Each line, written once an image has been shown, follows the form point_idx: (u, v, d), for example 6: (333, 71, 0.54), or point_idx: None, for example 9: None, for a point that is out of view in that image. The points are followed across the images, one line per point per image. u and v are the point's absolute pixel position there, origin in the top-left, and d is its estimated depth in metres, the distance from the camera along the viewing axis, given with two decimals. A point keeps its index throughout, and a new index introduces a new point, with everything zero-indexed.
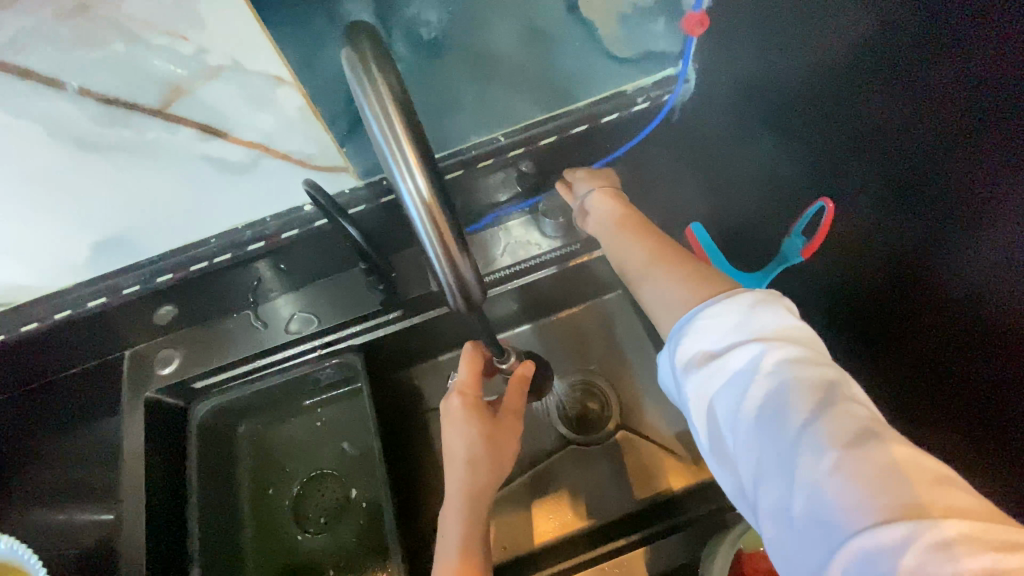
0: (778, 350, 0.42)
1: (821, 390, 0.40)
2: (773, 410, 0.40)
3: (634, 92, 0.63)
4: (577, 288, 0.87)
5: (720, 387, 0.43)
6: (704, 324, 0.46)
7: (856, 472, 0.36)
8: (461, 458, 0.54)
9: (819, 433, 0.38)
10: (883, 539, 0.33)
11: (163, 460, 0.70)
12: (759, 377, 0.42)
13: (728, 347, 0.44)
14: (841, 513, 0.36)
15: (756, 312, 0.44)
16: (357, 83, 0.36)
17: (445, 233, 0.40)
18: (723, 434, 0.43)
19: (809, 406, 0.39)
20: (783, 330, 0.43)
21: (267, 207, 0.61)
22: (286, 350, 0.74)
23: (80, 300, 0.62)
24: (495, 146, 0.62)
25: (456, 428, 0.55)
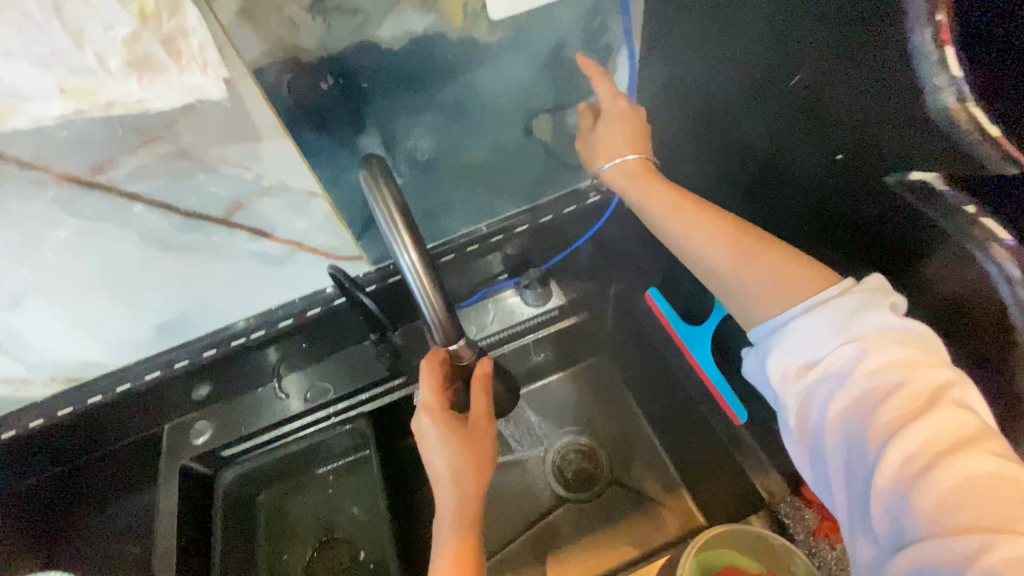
0: (874, 356, 0.45)
1: (921, 396, 0.42)
2: (867, 418, 0.44)
3: (587, 189, 0.80)
4: (561, 353, 0.97)
5: (818, 393, 0.47)
6: (795, 332, 0.49)
7: (943, 489, 0.39)
8: (442, 472, 0.58)
9: (908, 445, 0.41)
10: (943, 550, 0.37)
11: (193, 523, 0.78)
12: (857, 385, 0.45)
13: (827, 355, 0.47)
14: (912, 521, 0.40)
15: (857, 313, 0.46)
16: (372, 185, 0.48)
17: (433, 296, 0.51)
18: (814, 436, 0.48)
19: (903, 416, 0.42)
20: (883, 333, 0.45)
21: (297, 291, 0.76)
22: (305, 417, 0.83)
23: (138, 374, 0.74)
24: (480, 233, 0.77)
25: (432, 444, 0.59)
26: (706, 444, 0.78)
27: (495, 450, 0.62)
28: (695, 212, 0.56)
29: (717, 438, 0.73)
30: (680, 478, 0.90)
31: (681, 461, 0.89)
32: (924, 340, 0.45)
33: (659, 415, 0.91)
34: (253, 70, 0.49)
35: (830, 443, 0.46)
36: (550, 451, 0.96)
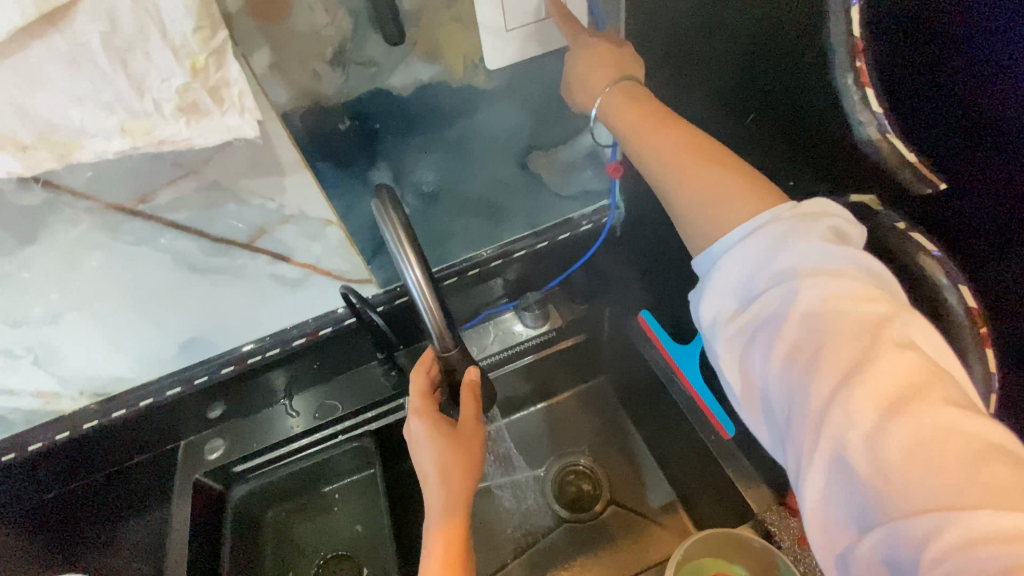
0: (810, 288, 0.46)
1: (859, 335, 0.43)
2: (809, 357, 0.45)
3: (580, 218, 0.86)
4: (560, 375, 1.01)
5: (755, 334, 0.49)
6: (733, 272, 0.50)
7: (896, 448, 0.39)
8: (433, 474, 0.61)
9: (855, 391, 0.42)
10: (907, 530, 0.38)
11: (204, 536, 0.81)
12: (791, 328, 0.46)
13: (762, 296, 0.49)
14: (873, 487, 0.40)
15: (791, 248, 0.47)
16: (382, 214, 0.55)
17: (434, 310, 0.56)
18: (756, 377, 0.50)
19: (844, 356, 0.43)
20: (817, 265, 0.47)
21: (309, 311, 0.81)
22: (313, 435, 0.88)
23: (160, 389, 0.79)
24: (481, 258, 0.83)
25: (423, 446, 0.63)
26: (698, 459, 0.81)
27: (483, 454, 0.64)
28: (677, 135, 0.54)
29: (708, 453, 0.76)
30: (676, 496, 0.92)
31: (677, 479, 0.91)
32: (858, 270, 0.46)
33: (655, 435, 0.93)
34: (280, 113, 0.57)
35: (771, 385, 0.48)
36: (549, 471, 0.98)
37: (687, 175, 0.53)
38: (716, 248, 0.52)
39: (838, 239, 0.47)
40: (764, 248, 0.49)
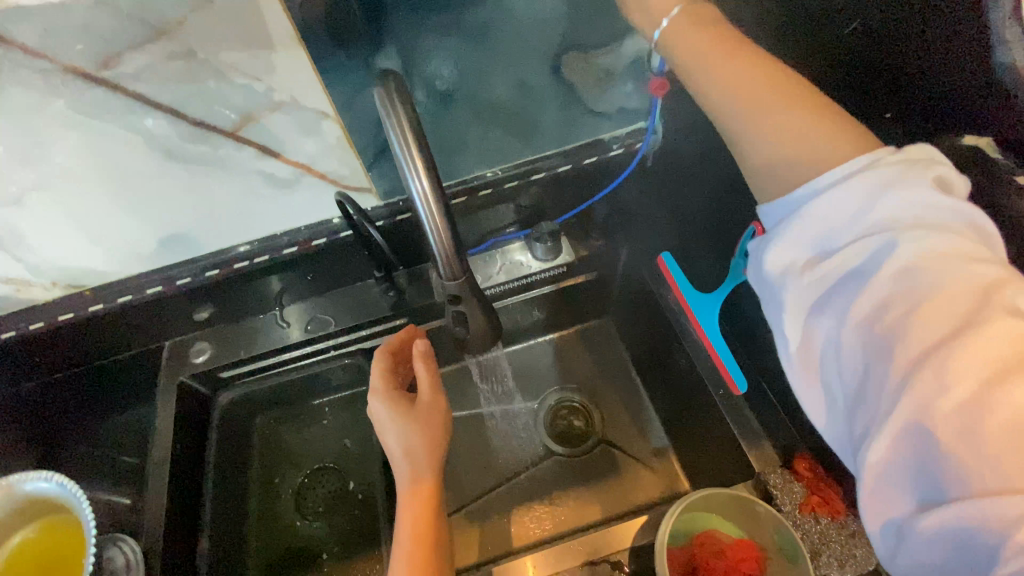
0: (912, 240, 0.40)
1: (965, 295, 0.37)
2: (901, 315, 0.39)
3: (610, 140, 0.75)
4: (566, 312, 0.96)
5: (831, 290, 0.43)
6: (817, 216, 0.43)
7: (993, 419, 0.34)
8: (400, 455, 0.56)
9: (960, 357, 0.36)
10: (983, 507, 0.34)
11: (188, 438, 0.79)
12: (879, 283, 0.40)
13: (847, 248, 0.42)
14: (955, 462, 0.35)
15: (892, 193, 0.41)
16: (384, 109, 0.46)
17: (442, 230, 0.48)
18: (822, 338, 0.44)
19: (948, 316, 0.37)
20: (918, 214, 0.41)
21: (302, 218, 0.74)
22: (304, 346, 0.84)
23: (139, 287, 0.73)
24: (493, 178, 0.73)
25: (389, 427, 0.58)
26: (701, 412, 0.78)
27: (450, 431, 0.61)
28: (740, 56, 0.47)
29: (713, 407, 0.73)
30: (670, 443, 0.90)
31: (674, 427, 0.89)
32: (964, 226, 0.40)
33: (659, 383, 0.90)
34: None
35: (843, 348, 0.42)
36: (543, 405, 0.96)
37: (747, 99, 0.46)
38: (799, 190, 0.45)
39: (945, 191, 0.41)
40: (861, 190, 0.42)
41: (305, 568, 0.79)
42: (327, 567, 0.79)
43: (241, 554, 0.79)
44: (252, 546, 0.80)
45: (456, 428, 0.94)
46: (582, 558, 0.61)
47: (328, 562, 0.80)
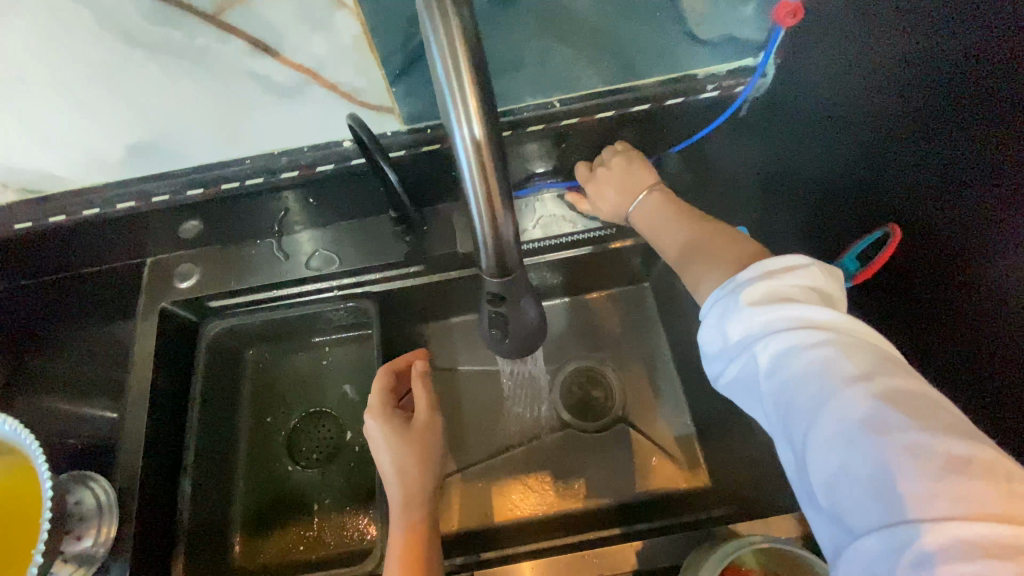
0: (771, 342, 0.40)
1: (824, 375, 0.37)
2: (775, 404, 0.40)
3: (706, 77, 0.59)
4: (601, 274, 0.85)
5: (740, 386, 0.44)
6: (710, 324, 0.45)
7: (854, 475, 0.34)
8: (391, 473, 0.57)
9: (821, 428, 0.36)
10: (885, 558, 0.32)
11: (171, 371, 0.71)
12: (764, 379, 0.41)
13: (733, 348, 0.43)
14: (851, 519, 0.34)
15: (748, 307, 0.42)
16: (426, 12, 0.30)
17: (495, 204, 0.34)
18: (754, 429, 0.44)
19: (810, 394, 0.37)
20: (775, 315, 0.41)
21: (305, 137, 0.59)
22: (303, 284, 0.73)
23: (108, 200, 0.61)
24: (549, 112, 0.59)
25: (382, 446, 0.58)
26: (744, 415, 0.69)
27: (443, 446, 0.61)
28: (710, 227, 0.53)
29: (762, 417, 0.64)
30: (695, 432, 0.82)
31: (704, 417, 0.80)
32: (824, 313, 0.40)
33: (695, 368, 0.80)
34: None
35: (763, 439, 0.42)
36: (562, 372, 0.87)
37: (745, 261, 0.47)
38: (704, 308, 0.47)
39: (802, 288, 0.42)
40: (725, 316, 0.44)
41: (294, 517, 0.74)
42: (316, 517, 0.74)
43: (227, 494, 0.74)
44: (240, 487, 0.75)
45: (464, 385, 0.87)
46: (596, 571, 0.58)
47: (319, 514, 0.74)
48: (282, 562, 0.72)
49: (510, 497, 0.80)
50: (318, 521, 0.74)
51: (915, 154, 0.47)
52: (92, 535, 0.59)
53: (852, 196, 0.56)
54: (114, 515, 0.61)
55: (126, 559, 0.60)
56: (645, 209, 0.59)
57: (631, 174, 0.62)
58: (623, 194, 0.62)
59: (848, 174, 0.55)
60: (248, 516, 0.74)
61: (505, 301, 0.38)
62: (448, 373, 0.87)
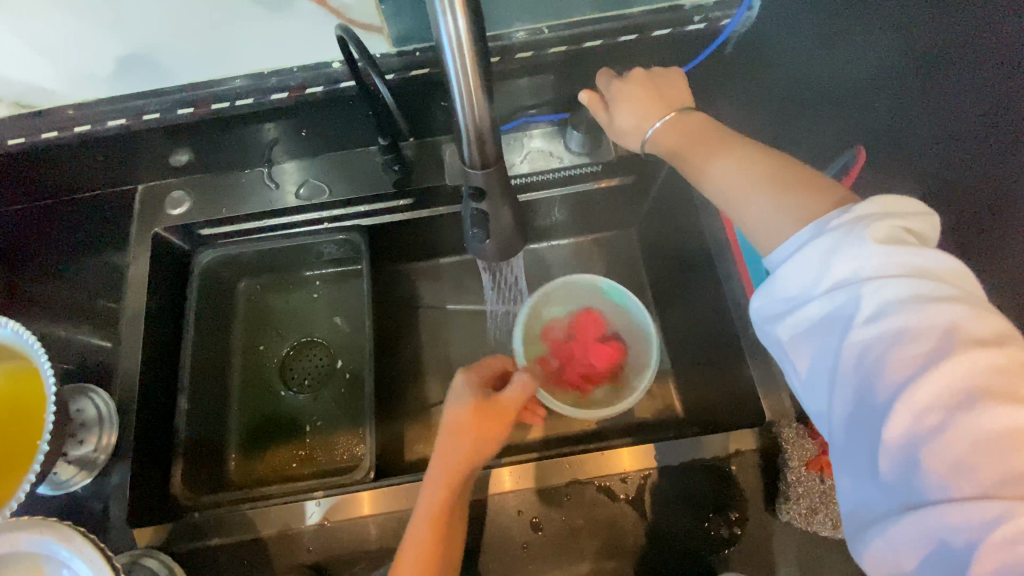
0: (881, 290, 0.38)
1: (939, 336, 0.36)
2: (868, 353, 0.38)
3: (693, 9, 0.60)
4: (588, 216, 0.87)
5: (811, 333, 0.42)
6: (793, 262, 0.42)
7: (955, 438, 0.34)
8: (449, 424, 0.57)
9: (926, 385, 0.36)
10: (965, 516, 0.33)
11: (166, 295, 0.73)
12: (859, 328, 0.39)
13: (824, 291, 0.41)
14: (932, 479, 0.35)
15: (866, 247, 0.39)
16: None
17: (472, 86, 0.35)
18: (812, 380, 0.43)
19: (918, 353, 0.37)
20: (896, 262, 0.38)
21: (296, 57, 0.59)
22: (295, 214, 0.74)
23: (99, 117, 0.61)
24: (538, 38, 0.60)
25: (461, 398, 0.59)
26: (714, 345, 0.72)
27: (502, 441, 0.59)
28: (742, 147, 0.49)
29: (733, 346, 0.67)
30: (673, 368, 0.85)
31: (680, 353, 0.83)
32: (940, 265, 0.39)
33: (673, 309, 0.83)
34: None
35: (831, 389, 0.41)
36: None
37: (781, 187, 0.45)
38: (784, 244, 0.44)
39: (916, 241, 0.40)
40: (829, 252, 0.40)
41: (286, 437, 0.78)
42: (309, 437, 0.78)
43: (223, 416, 0.77)
44: (235, 410, 0.78)
45: (452, 321, 0.90)
46: (569, 476, 0.61)
47: (310, 435, 0.78)
48: (277, 476, 0.75)
49: None
50: (310, 442, 0.77)
51: (888, 82, 0.49)
52: (93, 441, 0.61)
53: (830, 128, 0.57)
54: (113, 425, 0.63)
55: (127, 464, 0.63)
56: (680, 125, 0.53)
57: (664, 85, 0.56)
58: (644, 116, 0.55)
59: (821, 113, 0.58)
60: (244, 435, 0.77)
61: (486, 197, 0.40)
62: (436, 310, 0.91)
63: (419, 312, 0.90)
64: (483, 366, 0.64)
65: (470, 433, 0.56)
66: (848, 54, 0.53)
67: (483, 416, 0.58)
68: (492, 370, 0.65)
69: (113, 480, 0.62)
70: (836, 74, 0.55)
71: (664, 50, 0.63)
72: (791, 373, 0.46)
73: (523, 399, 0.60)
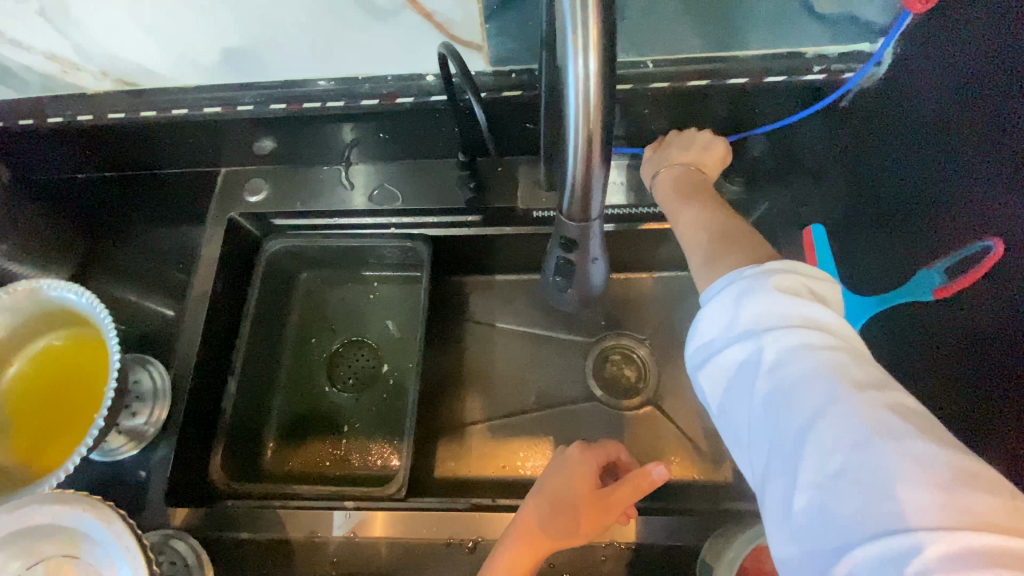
0: (781, 335, 0.36)
1: (834, 378, 0.33)
2: (772, 398, 0.35)
3: (813, 57, 0.55)
4: (657, 253, 0.83)
5: (726, 386, 0.39)
6: (704, 316, 0.40)
7: (853, 476, 0.30)
8: (546, 498, 0.54)
9: (824, 425, 0.32)
10: (881, 563, 0.27)
11: (232, 278, 0.75)
12: (762, 374, 0.36)
13: (730, 341, 0.38)
14: (843, 524, 0.30)
15: (764, 294, 0.37)
16: None
17: (593, 156, 0.33)
18: (736, 440, 0.39)
19: (815, 392, 0.33)
20: (795, 308, 0.36)
21: (391, 66, 0.59)
22: (365, 216, 0.75)
23: (198, 102, 0.63)
24: (641, 72, 0.57)
25: (565, 474, 0.56)
26: None
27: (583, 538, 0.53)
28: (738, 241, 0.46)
29: None
30: None
31: None
32: (836, 318, 0.37)
33: None
34: None
35: (749, 445, 0.37)
36: (595, 348, 0.87)
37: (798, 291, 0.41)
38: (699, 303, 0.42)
39: (816, 295, 0.38)
40: (738, 299, 0.39)
41: (322, 433, 0.78)
42: (344, 437, 0.77)
43: (265, 403, 0.78)
44: (278, 398, 0.79)
45: (500, 342, 0.88)
46: (605, 537, 0.55)
47: (346, 435, 0.77)
48: (308, 471, 0.75)
49: (526, 455, 0.81)
50: (344, 442, 0.77)
51: None
52: (146, 414, 0.63)
53: None
54: (167, 399, 0.65)
55: (172, 440, 0.64)
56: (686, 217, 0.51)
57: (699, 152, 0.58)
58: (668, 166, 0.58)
59: (915, 193, 0.52)
60: (283, 424, 0.78)
61: (576, 248, 0.40)
62: (486, 326, 0.89)
63: (467, 327, 0.89)
64: (605, 448, 0.59)
65: (572, 531, 0.53)
66: (962, 127, 0.47)
67: (585, 508, 0.53)
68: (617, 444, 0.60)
69: (157, 455, 0.63)
70: (949, 149, 0.48)
71: (773, 97, 0.59)
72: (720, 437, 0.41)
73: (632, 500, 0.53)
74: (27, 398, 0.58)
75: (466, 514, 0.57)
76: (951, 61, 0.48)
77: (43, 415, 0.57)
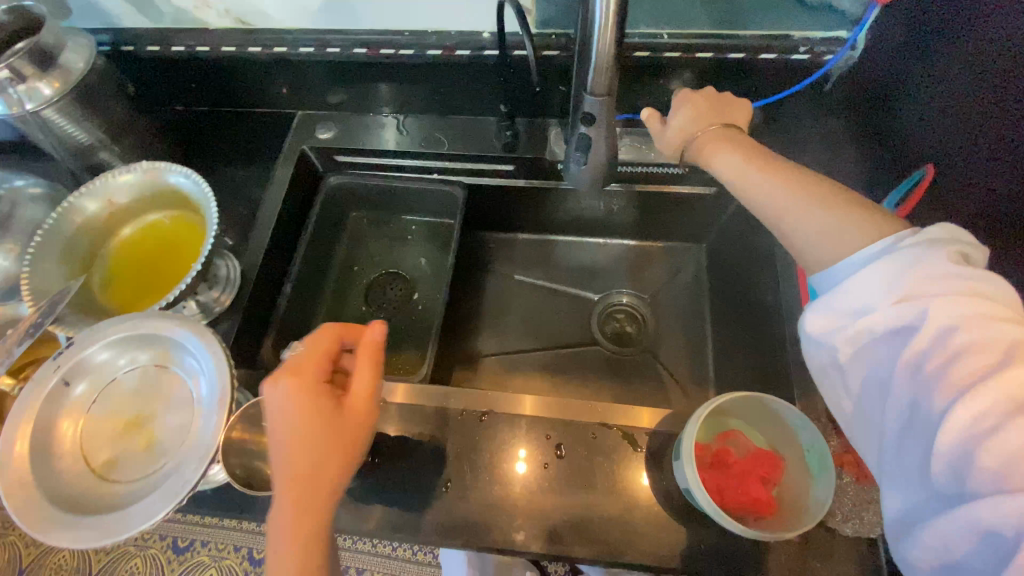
0: (946, 304, 0.39)
1: (996, 348, 0.37)
2: (931, 364, 0.39)
3: (800, 39, 0.67)
4: (663, 221, 0.94)
5: (872, 347, 0.43)
6: (852, 282, 0.44)
7: (1008, 437, 0.35)
8: (288, 437, 0.47)
9: (984, 390, 0.36)
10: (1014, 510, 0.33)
11: (298, 200, 0.88)
12: (920, 341, 0.40)
13: (886, 308, 0.42)
14: (984, 477, 0.35)
15: (930, 266, 0.41)
16: None
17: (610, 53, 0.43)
18: (869, 394, 0.44)
19: (977, 360, 0.37)
20: (960, 283, 0.40)
21: (454, 22, 0.73)
22: (413, 159, 0.87)
23: (295, 43, 0.77)
24: (657, 42, 0.69)
25: (287, 412, 0.47)
26: (761, 350, 0.77)
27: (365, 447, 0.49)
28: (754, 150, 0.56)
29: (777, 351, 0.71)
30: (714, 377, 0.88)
31: (724, 362, 0.86)
32: (1000, 291, 0.40)
33: (726, 320, 0.88)
34: None
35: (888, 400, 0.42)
36: (601, 303, 0.97)
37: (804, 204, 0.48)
38: (840, 266, 0.46)
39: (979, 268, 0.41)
40: (901, 270, 0.42)
41: None
42: None
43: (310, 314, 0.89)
44: (320, 312, 0.91)
45: (518, 289, 0.99)
46: (598, 419, 0.65)
47: None
48: None
49: (532, 386, 0.90)
50: None
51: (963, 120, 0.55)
52: (216, 296, 0.75)
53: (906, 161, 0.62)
54: (232, 290, 0.76)
55: (235, 318, 0.76)
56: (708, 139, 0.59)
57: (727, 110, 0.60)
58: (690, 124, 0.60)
59: None
60: None
61: (595, 122, 0.48)
62: (506, 275, 1.00)
63: (489, 274, 1.00)
64: (321, 341, 0.52)
65: (343, 456, 0.47)
66: None
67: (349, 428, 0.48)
68: (347, 328, 0.54)
69: (222, 328, 0.75)
70: None
71: (766, 74, 0.71)
72: (845, 390, 0.46)
73: (370, 383, 0.50)
74: (130, 260, 0.70)
75: (479, 393, 0.67)
76: (911, 42, 0.60)
77: (141, 275, 0.69)
